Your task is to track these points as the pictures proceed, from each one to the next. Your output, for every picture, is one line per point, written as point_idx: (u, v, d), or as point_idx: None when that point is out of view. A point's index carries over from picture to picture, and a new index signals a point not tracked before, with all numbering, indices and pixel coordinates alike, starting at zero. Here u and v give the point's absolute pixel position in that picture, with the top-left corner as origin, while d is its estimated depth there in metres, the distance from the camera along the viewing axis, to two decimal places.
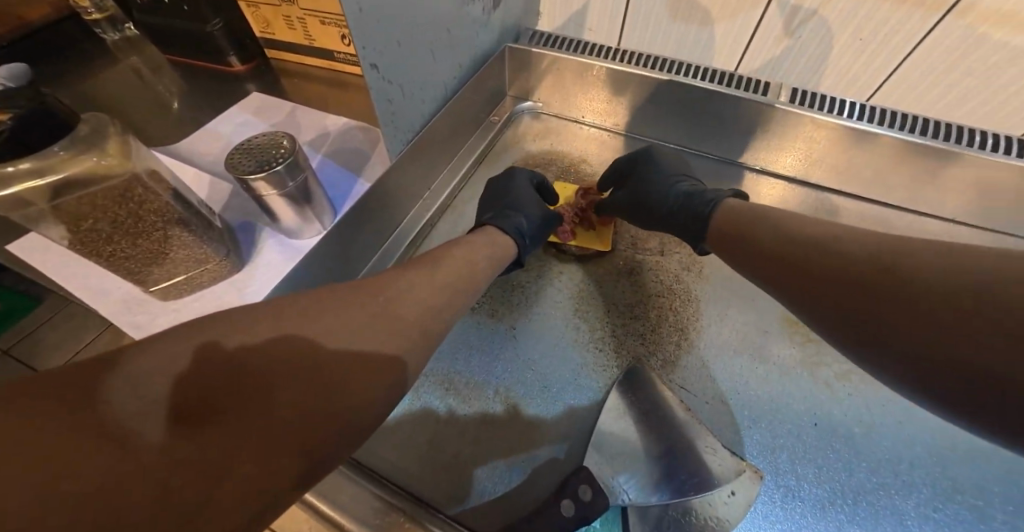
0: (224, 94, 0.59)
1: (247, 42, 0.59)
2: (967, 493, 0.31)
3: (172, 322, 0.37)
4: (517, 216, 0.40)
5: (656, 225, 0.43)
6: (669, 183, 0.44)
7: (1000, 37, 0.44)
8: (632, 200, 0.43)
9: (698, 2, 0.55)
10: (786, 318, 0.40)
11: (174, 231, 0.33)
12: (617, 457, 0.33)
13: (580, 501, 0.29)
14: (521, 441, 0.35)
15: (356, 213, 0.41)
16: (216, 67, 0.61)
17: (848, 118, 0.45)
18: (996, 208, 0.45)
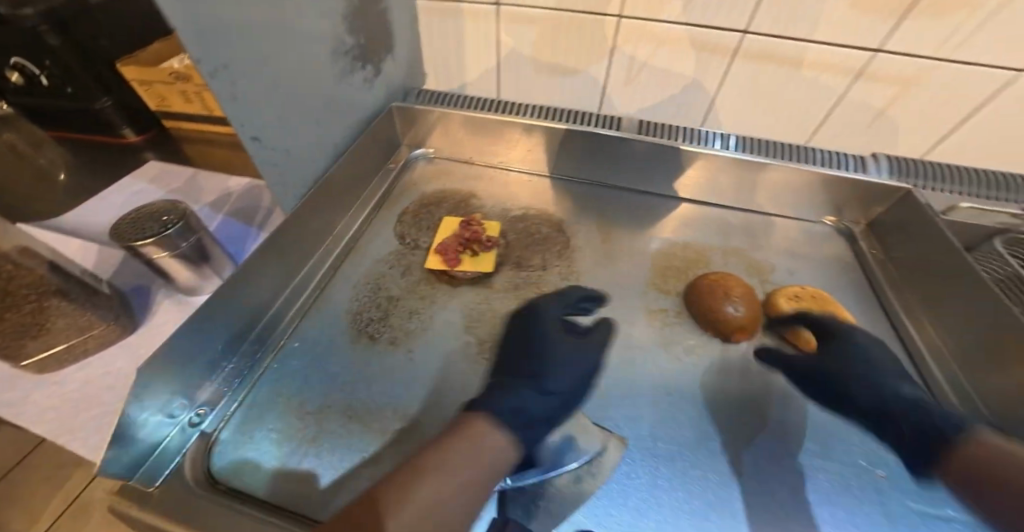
0: (115, 164, 0.60)
1: (142, 116, 0.61)
2: (774, 427, 0.40)
3: (51, 394, 0.36)
4: (515, 395, 0.35)
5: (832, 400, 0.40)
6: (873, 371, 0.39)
7: (764, 68, 0.63)
8: (805, 368, 0.42)
9: (556, 59, 0.68)
10: (646, 310, 0.49)
11: (51, 301, 0.34)
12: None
13: None
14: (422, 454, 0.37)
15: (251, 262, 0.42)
16: (109, 139, 0.62)
17: (680, 141, 0.57)
18: (789, 199, 0.59)
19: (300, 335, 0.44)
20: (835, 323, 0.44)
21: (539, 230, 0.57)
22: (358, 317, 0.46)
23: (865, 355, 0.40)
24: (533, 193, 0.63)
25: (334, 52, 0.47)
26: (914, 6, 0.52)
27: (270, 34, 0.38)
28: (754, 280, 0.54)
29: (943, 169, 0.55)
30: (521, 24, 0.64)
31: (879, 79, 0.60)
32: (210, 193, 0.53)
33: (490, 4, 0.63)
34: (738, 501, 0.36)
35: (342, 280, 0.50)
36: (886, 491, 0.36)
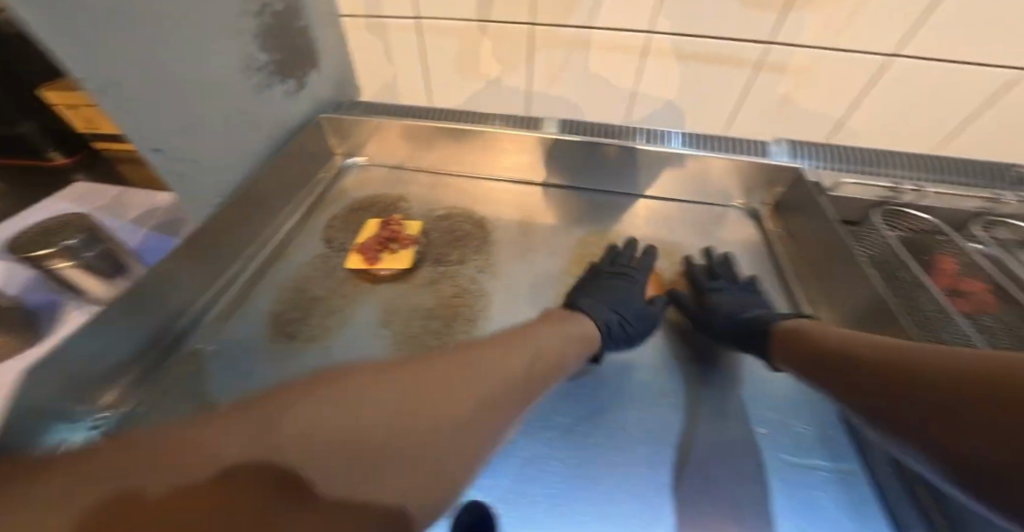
0: (44, 186, 0.61)
1: (69, 139, 0.59)
2: (667, 396, 0.44)
3: None
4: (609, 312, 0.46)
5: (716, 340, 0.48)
6: (750, 310, 0.48)
7: (670, 65, 0.67)
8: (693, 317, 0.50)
9: (480, 67, 0.72)
10: (556, 296, 0.52)
11: None
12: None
13: None
14: None
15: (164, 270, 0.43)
16: (34, 164, 0.60)
17: (595, 136, 0.61)
18: (698, 186, 0.63)
19: (219, 339, 0.46)
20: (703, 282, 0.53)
21: (461, 228, 0.59)
22: (278, 319, 0.48)
23: (741, 301, 0.49)
24: (460, 194, 0.66)
25: (246, 68, 0.49)
26: (795, 1, 0.57)
27: (168, 52, 0.39)
28: None
29: (822, 147, 0.60)
30: (443, 34, 0.68)
31: (776, 69, 0.65)
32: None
33: (410, 19, 0.67)
34: (621, 467, 0.38)
35: (264, 284, 0.51)
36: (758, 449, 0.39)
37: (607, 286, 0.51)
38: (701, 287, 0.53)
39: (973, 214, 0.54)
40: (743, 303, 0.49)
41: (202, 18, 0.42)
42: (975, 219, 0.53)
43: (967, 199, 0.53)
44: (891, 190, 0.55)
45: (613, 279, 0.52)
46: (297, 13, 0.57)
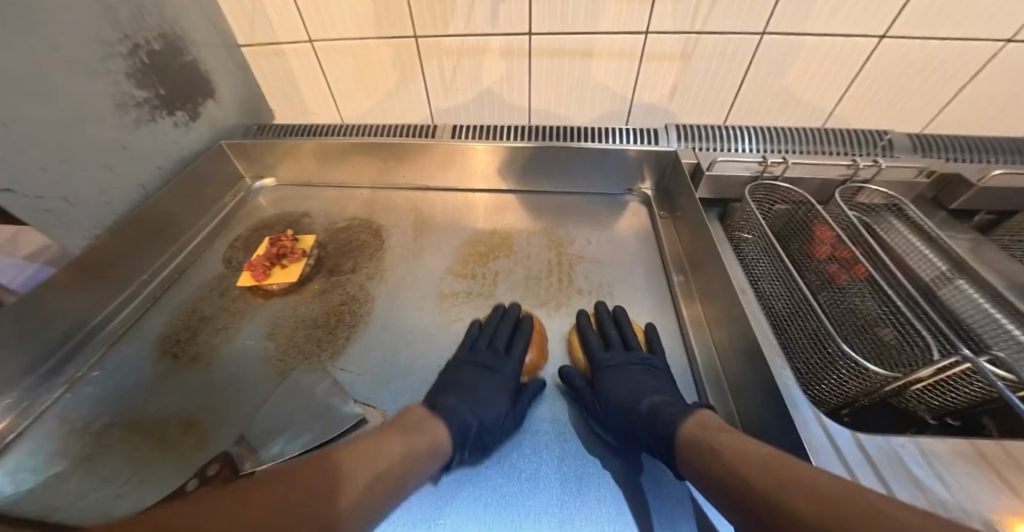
0: None
1: None
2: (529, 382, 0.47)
3: None
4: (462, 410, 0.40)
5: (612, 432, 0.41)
6: (645, 391, 0.43)
7: (558, 63, 0.70)
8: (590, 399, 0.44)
9: (381, 81, 0.75)
10: (440, 294, 0.53)
11: None
12: (270, 433, 0.40)
13: (204, 476, 0.35)
14: (194, 453, 0.39)
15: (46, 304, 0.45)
16: None
17: (496, 138, 0.65)
18: (589, 174, 0.66)
19: (103, 365, 0.47)
20: (598, 356, 0.47)
21: (358, 238, 0.61)
22: (165, 340, 0.49)
23: (638, 379, 0.44)
24: (364, 205, 0.68)
25: (120, 105, 0.51)
26: None
27: (20, 92, 0.41)
28: (552, 253, 0.59)
29: (712, 129, 0.66)
30: (339, 55, 0.71)
31: (658, 56, 0.67)
32: (29, 246, 0.56)
33: (304, 42, 0.70)
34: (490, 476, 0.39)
35: (158, 308, 0.53)
36: (619, 446, 0.41)
37: (479, 384, 0.44)
38: (594, 358, 0.47)
39: (838, 182, 0.58)
40: (640, 388, 0.43)
41: (59, 60, 0.45)
42: (840, 188, 0.57)
43: (831, 169, 0.58)
44: (761, 165, 0.59)
45: (485, 369, 0.45)
46: (181, 47, 0.59)
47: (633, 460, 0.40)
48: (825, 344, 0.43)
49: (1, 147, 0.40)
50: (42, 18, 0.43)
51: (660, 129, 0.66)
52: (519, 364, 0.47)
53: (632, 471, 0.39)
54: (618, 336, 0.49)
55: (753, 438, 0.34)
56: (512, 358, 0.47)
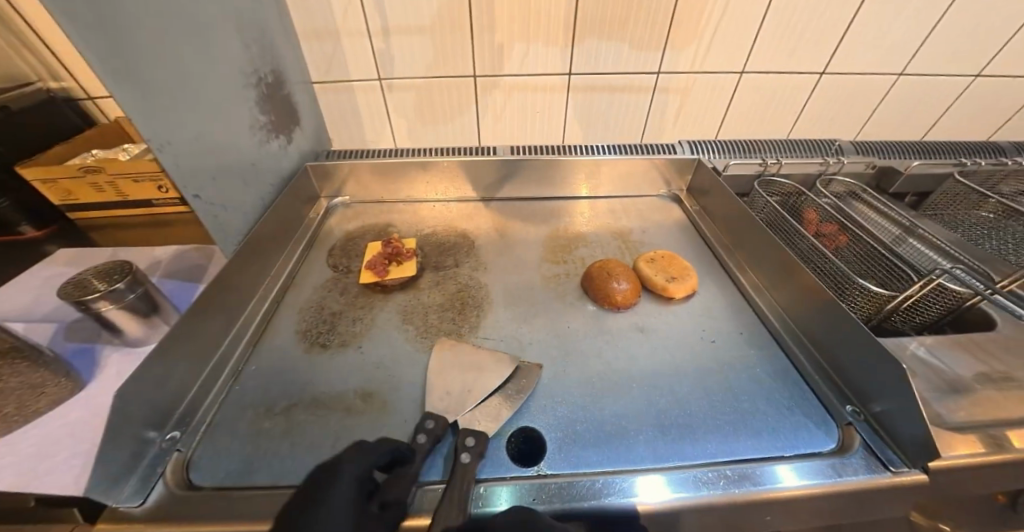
0: (26, 256, 0.66)
1: (44, 212, 0.69)
2: (640, 330, 0.56)
3: (37, 440, 0.40)
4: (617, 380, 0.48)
5: (699, 344, 0.54)
6: (725, 329, 0.57)
7: (589, 98, 0.84)
8: (699, 340, 0.55)
9: (437, 112, 0.85)
10: (541, 276, 0.63)
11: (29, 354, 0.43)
12: (452, 390, 0.46)
13: (427, 429, 0.41)
14: (385, 414, 0.45)
15: (212, 304, 0.49)
16: (9, 239, 0.68)
17: (552, 154, 0.77)
18: (626, 181, 0.80)
19: (257, 359, 0.50)
20: (652, 259, 0.63)
21: (447, 240, 0.70)
22: (307, 333, 0.54)
23: (719, 323, 0.58)
24: (441, 215, 0.77)
25: (251, 127, 0.58)
26: (669, 42, 0.76)
27: (200, 114, 0.48)
28: (619, 241, 0.71)
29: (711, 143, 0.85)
30: (401, 90, 0.81)
31: (668, 90, 0.83)
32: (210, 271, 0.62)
33: (373, 80, 0.80)
34: (631, 402, 0.47)
35: (287, 309, 0.57)
36: (722, 366, 0.52)
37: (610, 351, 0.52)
38: (655, 259, 0.63)
39: (814, 175, 0.78)
40: (720, 328, 0.57)
41: (218, 85, 0.51)
42: (817, 179, 0.77)
43: (807, 167, 0.79)
44: (761, 166, 0.78)
45: (612, 339, 0.54)
46: (281, 82, 0.67)
47: (742, 378, 0.50)
48: (840, 282, 0.60)
49: (193, 157, 0.47)
50: (213, 56, 0.51)
51: (676, 144, 0.84)
52: (618, 269, 0.60)
53: (742, 384, 0.50)
54: (673, 257, 0.64)
55: (898, 379, 0.41)
56: (606, 274, 0.58)
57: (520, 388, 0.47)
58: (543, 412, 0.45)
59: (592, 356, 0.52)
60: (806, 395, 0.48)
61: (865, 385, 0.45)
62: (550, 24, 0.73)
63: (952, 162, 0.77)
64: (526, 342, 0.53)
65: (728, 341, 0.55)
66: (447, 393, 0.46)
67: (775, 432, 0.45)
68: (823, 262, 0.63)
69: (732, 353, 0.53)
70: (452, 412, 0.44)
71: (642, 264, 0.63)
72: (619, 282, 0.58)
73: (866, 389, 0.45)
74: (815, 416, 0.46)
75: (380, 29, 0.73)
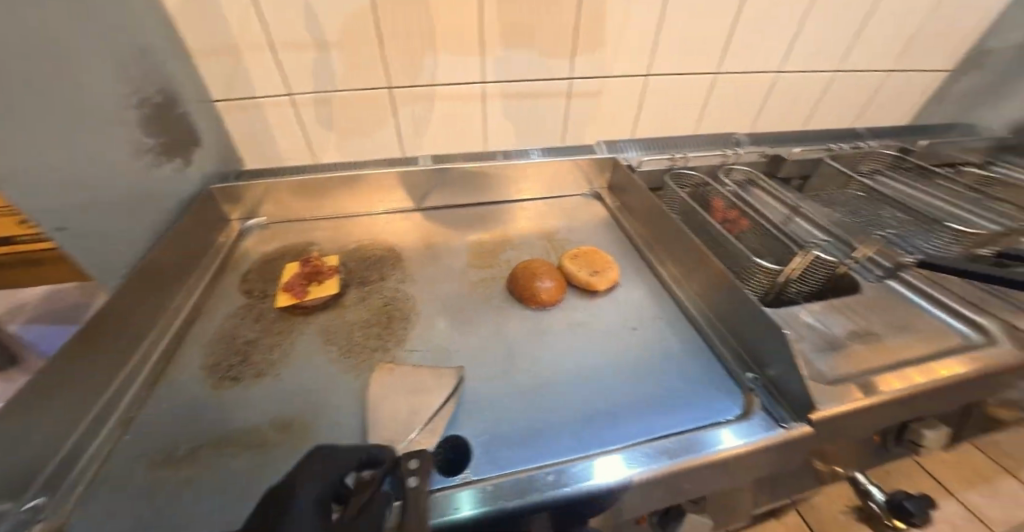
0: None
1: None
2: (568, 326, 0.58)
3: None
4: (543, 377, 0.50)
5: (621, 333, 0.57)
6: (645, 317, 0.60)
7: (507, 106, 0.85)
8: (620, 329, 0.58)
9: (356, 125, 0.83)
10: (469, 282, 0.63)
11: None
12: (383, 406, 0.45)
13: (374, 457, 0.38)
14: (304, 443, 0.42)
15: (90, 347, 0.43)
16: None
17: (474, 162, 0.78)
18: (549, 183, 0.83)
19: (154, 402, 0.46)
20: (577, 258, 0.65)
21: (374, 254, 0.68)
22: (215, 367, 0.50)
23: (640, 311, 0.61)
24: (367, 230, 0.75)
25: (135, 150, 0.53)
26: (575, 50, 0.79)
27: (63, 140, 0.44)
28: (546, 242, 0.73)
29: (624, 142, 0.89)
30: (313, 104, 0.78)
31: (583, 95, 0.85)
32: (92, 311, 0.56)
33: (283, 95, 0.76)
34: (558, 396, 0.49)
35: (191, 344, 0.52)
36: (642, 352, 0.55)
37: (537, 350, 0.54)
38: (578, 255, 0.66)
39: (717, 166, 0.85)
40: (640, 316, 0.60)
41: (87, 108, 0.47)
42: (719, 171, 0.84)
43: (710, 159, 0.86)
44: (669, 160, 0.84)
45: (541, 337, 0.56)
46: (175, 101, 0.61)
47: (659, 360, 0.54)
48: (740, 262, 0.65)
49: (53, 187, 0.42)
50: (77, 74, 0.46)
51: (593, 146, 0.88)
52: (542, 269, 0.61)
53: (661, 366, 0.53)
54: (593, 252, 0.67)
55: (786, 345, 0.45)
56: (531, 274, 0.60)
57: (450, 396, 0.46)
58: (474, 418, 0.46)
59: (520, 356, 0.53)
60: (717, 368, 0.53)
61: (762, 354, 0.50)
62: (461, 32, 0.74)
63: (824, 148, 0.88)
64: (455, 350, 0.53)
65: (648, 328, 0.59)
66: (373, 413, 0.45)
67: (689, 406, 0.48)
68: (726, 245, 0.68)
69: (653, 338, 0.57)
70: (382, 430, 0.42)
71: (567, 261, 0.65)
72: (544, 282, 0.60)
73: (762, 357, 0.50)
74: (723, 387, 0.50)
75: (287, 43, 0.70)
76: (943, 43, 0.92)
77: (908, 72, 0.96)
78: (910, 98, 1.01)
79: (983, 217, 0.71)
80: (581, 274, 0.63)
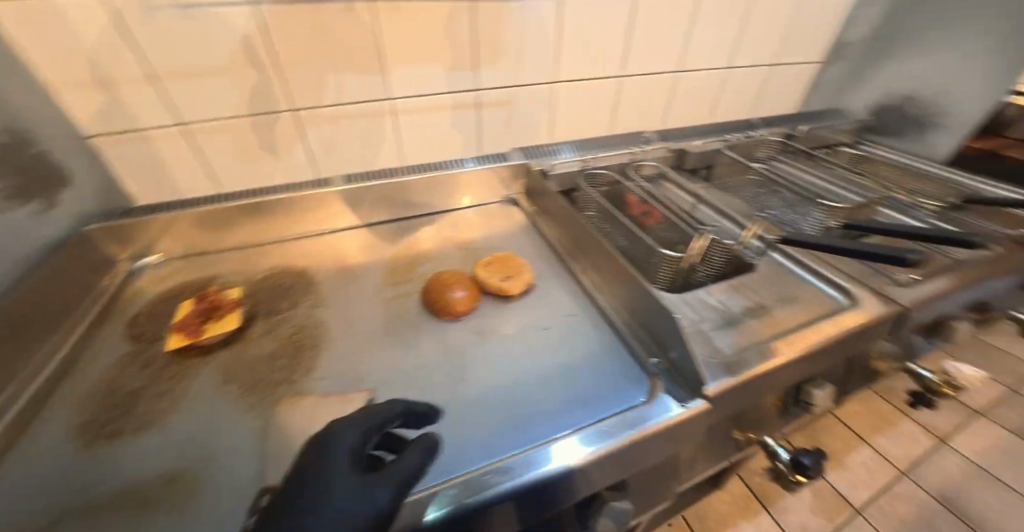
0: None
1: None
2: (485, 334, 0.57)
3: None
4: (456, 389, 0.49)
5: (536, 335, 0.58)
6: (562, 315, 0.61)
7: (418, 120, 0.85)
8: (537, 331, 0.59)
9: (259, 150, 0.78)
10: (385, 301, 0.62)
11: None
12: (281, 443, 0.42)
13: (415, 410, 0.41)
14: (186, 495, 0.39)
15: None
16: None
17: (387, 178, 0.77)
18: (467, 193, 0.83)
19: (4, 476, 0.40)
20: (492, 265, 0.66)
21: (282, 283, 0.65)
22: (87, 426, 0.45)
23: (557, 310, 0.62)
24: (277, 257, 0.71)
25: None
26: (476, 63, 0.80)
27: None
28: (466, 252, 0.73)
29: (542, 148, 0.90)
30: (208, 132, 0.73)
31: (492, 105, 0.87)
32: None
33: (168, 124, 0.70)
34: (472, 406, 0.48)
35: (56, 404, 0.47)
36: (557, 350, 0.55)
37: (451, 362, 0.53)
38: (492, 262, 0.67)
39: (627, 163, 0.89)
40: (557, 316, 0.61)
41: None
42: (628, 169, 0.88)
43: (619, 158, 0.90)
44: (581, 162, 0.87)
45: (457, 348, 0.55)
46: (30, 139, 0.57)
47: (574, 357, 0.55)
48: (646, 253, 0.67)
49: None
50: None
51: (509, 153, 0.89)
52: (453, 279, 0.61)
53: (576, 363, 0.54)
54: (507, 258, 0.68)
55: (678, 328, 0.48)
56: (442, 285, 0.59)
57: None
58: (387, 440, 0.44)
59: (434, 371, 0.52)
60: (628, 359, 0.54)
61: (664, 339, 0.52)
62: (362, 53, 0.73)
63: (721, 140, 0.95)
64: (365, 373, 0.51)
65: (564, 326, 0.59)
66: (273, 451, 0.42)
67: (601, 402, 0.49)
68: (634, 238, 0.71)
69: (568, 335, 0.58)
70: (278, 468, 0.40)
71: (480, 269, 0.65)
72: (455, 292, 0.60)
73: (664, 342, 0.52)
74: (631, 376, 0.52)
75: (175, 73, 0.66)
76: (816, 40, 1.02)
77: (790, 65, 1.05)
78: (795, 89, 1.12)
79: (851, 191, 0.80)
80: (495, 280, 0.63)
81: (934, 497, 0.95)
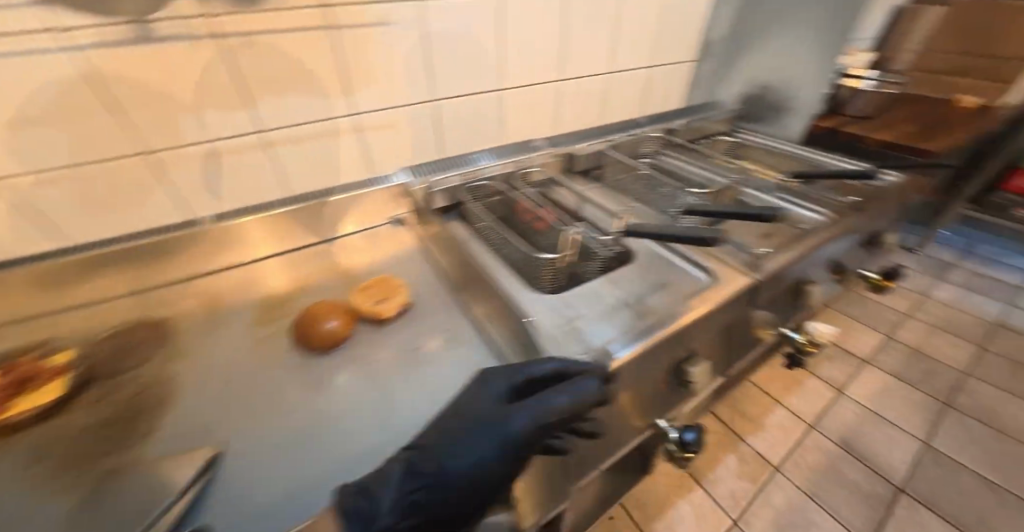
0: None
1: None
2: (357, 362, 0.53)
3: None
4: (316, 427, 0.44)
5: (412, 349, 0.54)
6: (442, 328, 0.57)
7: (300, 147, 0.76)
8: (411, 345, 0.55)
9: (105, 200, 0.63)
10: (250, 344, 0.56)
11: None
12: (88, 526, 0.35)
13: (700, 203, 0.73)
14: None
15: None
16: None
17: (264, 211, 0.68)
18: (360, 216, 0.75)
19: None
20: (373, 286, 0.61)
21: (135, 337, 0.58)
22: None
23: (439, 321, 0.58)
24: (125, 311, 0.61)
25: None
26: (350, 87, 0.75)
27: None
28: (350, 279, 0.68)
29: (456, 159, 0.86)
30: (40, 183, 0.57)
31: (378, 126, 0.82)
32: None
33: None
34: (335, 444, 0.43)
35: None
36: (433, 364, 0.52)
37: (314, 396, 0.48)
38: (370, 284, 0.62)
39: (513, 170, 0.88)
40: (437, 326, 0.57)
41: None
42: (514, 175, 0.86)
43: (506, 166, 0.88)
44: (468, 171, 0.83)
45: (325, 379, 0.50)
46: None
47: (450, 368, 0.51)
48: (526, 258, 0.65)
49: None
50: None
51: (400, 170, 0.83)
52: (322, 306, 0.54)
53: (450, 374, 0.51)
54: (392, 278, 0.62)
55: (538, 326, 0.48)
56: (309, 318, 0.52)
57: (184, 490, 0.37)
58: (224, 506, 0.37)
59: (294, 411, 0.47)
60: (505, 362, 0.51)
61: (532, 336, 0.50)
62: (219, 88, 0.63)
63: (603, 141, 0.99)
64: (213, 429, 0.45)
65: (441, 336, 0.56)
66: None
67: None
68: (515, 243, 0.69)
69: (445, 344, 0.55)
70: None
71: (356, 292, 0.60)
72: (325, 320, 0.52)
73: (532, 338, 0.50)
74: None
75: None
76: (685, 42, 1.11)
77: (667, 66, 1.12)
78: (677, 88, 1.20)
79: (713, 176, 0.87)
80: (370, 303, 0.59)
81: (838, 445, 1.04)
